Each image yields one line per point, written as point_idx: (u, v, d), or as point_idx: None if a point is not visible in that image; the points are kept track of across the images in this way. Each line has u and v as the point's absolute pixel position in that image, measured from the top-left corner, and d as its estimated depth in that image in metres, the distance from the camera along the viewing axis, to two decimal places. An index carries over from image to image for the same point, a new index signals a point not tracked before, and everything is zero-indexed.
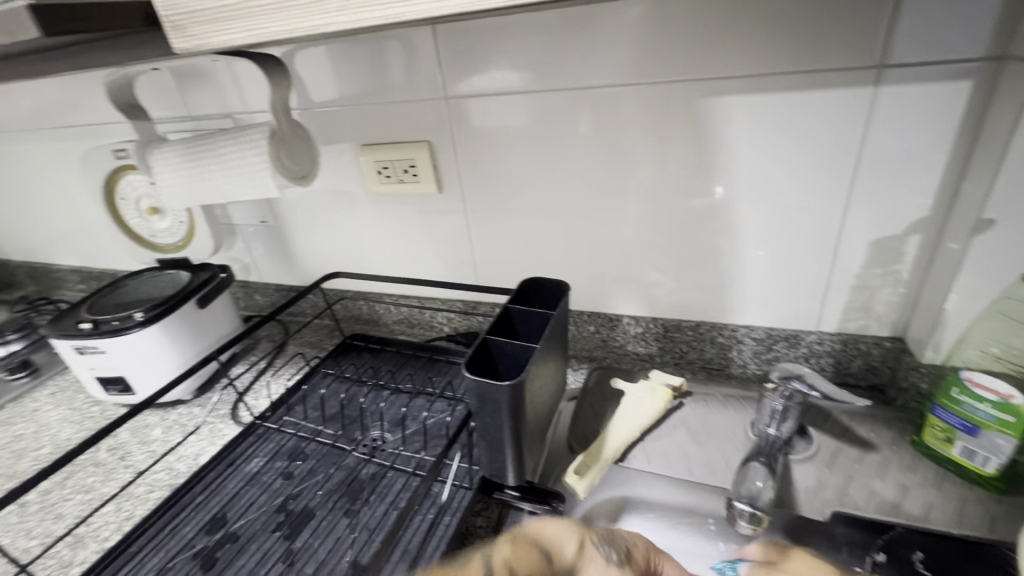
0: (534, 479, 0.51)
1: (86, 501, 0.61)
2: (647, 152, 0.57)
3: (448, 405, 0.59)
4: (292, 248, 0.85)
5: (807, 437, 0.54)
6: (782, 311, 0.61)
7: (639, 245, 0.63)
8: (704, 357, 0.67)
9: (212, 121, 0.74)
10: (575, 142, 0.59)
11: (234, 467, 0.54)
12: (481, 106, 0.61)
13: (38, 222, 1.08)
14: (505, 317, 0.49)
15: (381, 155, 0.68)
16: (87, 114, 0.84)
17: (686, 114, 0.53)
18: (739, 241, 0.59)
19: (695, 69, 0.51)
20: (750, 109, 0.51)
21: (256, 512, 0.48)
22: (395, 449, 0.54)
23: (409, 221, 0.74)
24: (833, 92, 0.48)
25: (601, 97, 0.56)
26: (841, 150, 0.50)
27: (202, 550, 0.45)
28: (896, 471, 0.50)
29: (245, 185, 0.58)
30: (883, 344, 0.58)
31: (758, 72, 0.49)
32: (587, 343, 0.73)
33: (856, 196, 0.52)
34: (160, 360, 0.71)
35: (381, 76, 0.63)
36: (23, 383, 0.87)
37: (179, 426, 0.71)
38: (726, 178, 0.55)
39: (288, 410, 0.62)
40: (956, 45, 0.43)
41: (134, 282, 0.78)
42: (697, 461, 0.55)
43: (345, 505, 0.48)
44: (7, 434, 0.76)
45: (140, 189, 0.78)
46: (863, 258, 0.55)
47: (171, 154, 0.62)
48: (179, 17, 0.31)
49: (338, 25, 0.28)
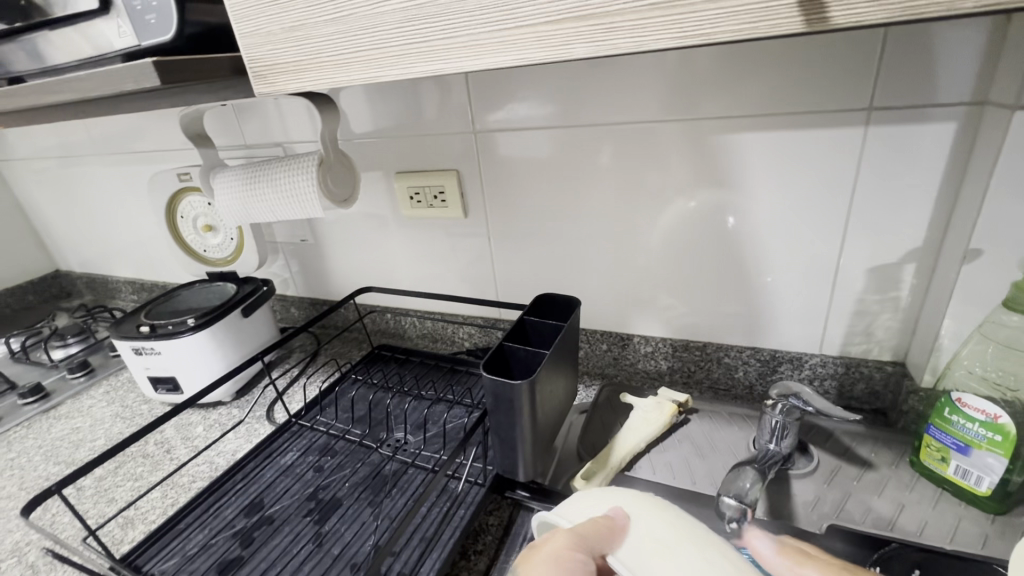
0: (543, 482, 0.55)
1: (135, 487, 0.67)
2: (657, 182, 0.62)
3: (466, 411, 0.64)
4: (328, 264, 0.92)
5: (809, 455, 0.57)
6: (786, 334, 0.64)
7: (650, 269, 0.68)
8: (711, 377, 0.70)
9: (265, 149, 0.82)
10: (591, 173, 0.65)
11: (270, 459, 0.59)
12: (505, 140, 0.67)
13: (101, 237, 1.19)
14: (520, 327, 0.54)
15: (413, 181, 0.75)
16: (158, 142, 0.94)
17: (692, 149, 0.59)
18: (744, 266, 0.62)
19: (699, 109, 0.56)
20: (750, 145, 0.56)
21: (290, 498, 0.53)
22: (416, 449, 0.59)
23: (437, 243, 0.80)
24: (827, 133, 0.52)
25: (614, 132, 0.61)
26: (836, 185, 0.54)
27: (241, 530, 0.50)
28: (894, 489, 0.52)
29: (293, 205, 0.65)
30: (885, 368, 0.60)
31: (757, 112, 0.54)
32: (599, 360, 0.77)
33: (852, 227, 0.55)
34: (207, 363, 0.78)
35: (417, 112, 0.70)
36: (81, 381, 0.95)
37: (219, 424, 0.77)
38: (730, 208, 0.60)
39: (320, 410, 0.67)
40: (942, 90, 0.47)
41: (187, 292, 0.86)
42: (700, 472, 0.57)
43: (369, 496, 0.52)
44: (66, 426, 0.83)
45: (198, 208, 0.87)
46: (862, 285, 0.58)
47: (230, 178, 0.69)
48: (262, 68, 0.38)
49: (388, 77, 0.34)
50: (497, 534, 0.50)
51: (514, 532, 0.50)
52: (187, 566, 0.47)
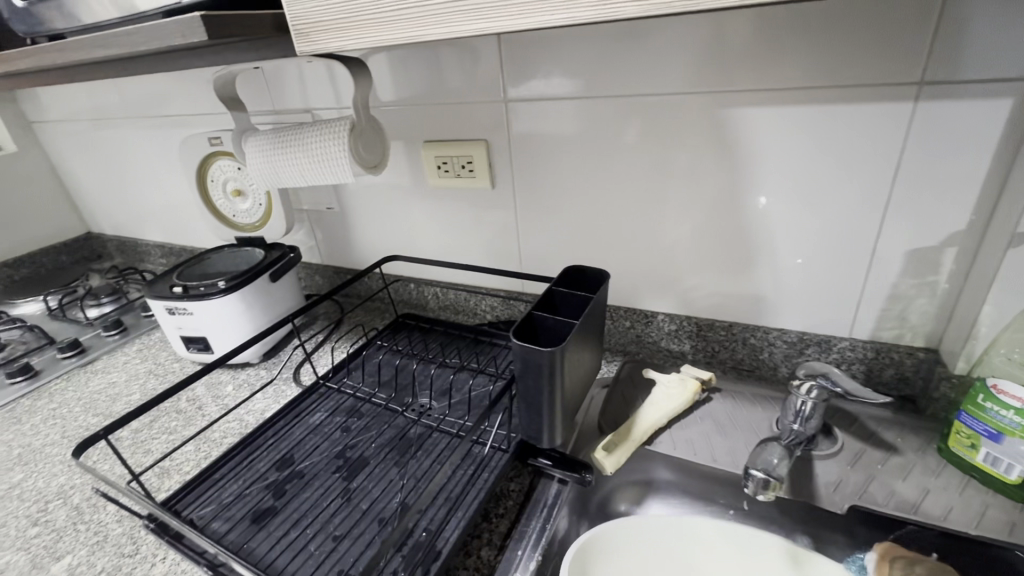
0: (565, 451, 0.56)
1: (170, 440, 0.69)
2: (690, 156, 0.60)
3: (490, 379, 0.65)
4: (353, 232, 0.93)
5: (832, 437, 0.56)
6: (816, 316, 0.63)
7: (679, 246, 0.67)
8: (735, 357, 0.69)
9: (294, 114, 0.82)
10: (621, 146, 0.64)
11: (300, 418, 0.61)
12: (536, 110, 0.66)
13: (132, 201, 1.22)
14: (548, 297, 0.55)
15: (441, 151, 0.74)
16: (190, 106, 0.95)
17: (728, 122, 0.57)
18: (777, 246, 0.61)
19: (739, 81, 0.55)
20: (789, 119, 0.54)
21: (320, 455, 0.55)
22: (441, 414, 0.60)
23: (463, 214, 0.79)
24: (873, 107, 0.50)
25: (649, 104, 0.60)
26: (877, 164, 0.53)
27: (274, 482, 0.52)
28: (919, 473, 0.52)
29: (324, 171, 0.65)
30: (917, 354, 0.58)
31: (800, 85, 0.52)
32: (622, 337, 0.77)
33: (892, 208, 0.54)
34: (236, 324, 0.80)
35: (445, 81, 0.70)
36: (115, 339, 0.98)
37: (248, 384, 0.79)
38: (764, 188, 0.59)
39: (346, 373, 0.69)
40: (1003, 63, 0.45)
41: (216, 255, 0.87)
42: (721, 450, 0.57)
43: (395, 457, 0.54)
44: (103, 380, 0.87)
45: (228, 173, 0.88)
46: (900, 268, 0.56)
47: (262, 142, 0.70)
48: (305, 25, 0.38)
49: (431, 36, 0.33)
50: (518, 499, 0.52)
51: (535, 499, 0.52)
52: (223, 513, 0.49)
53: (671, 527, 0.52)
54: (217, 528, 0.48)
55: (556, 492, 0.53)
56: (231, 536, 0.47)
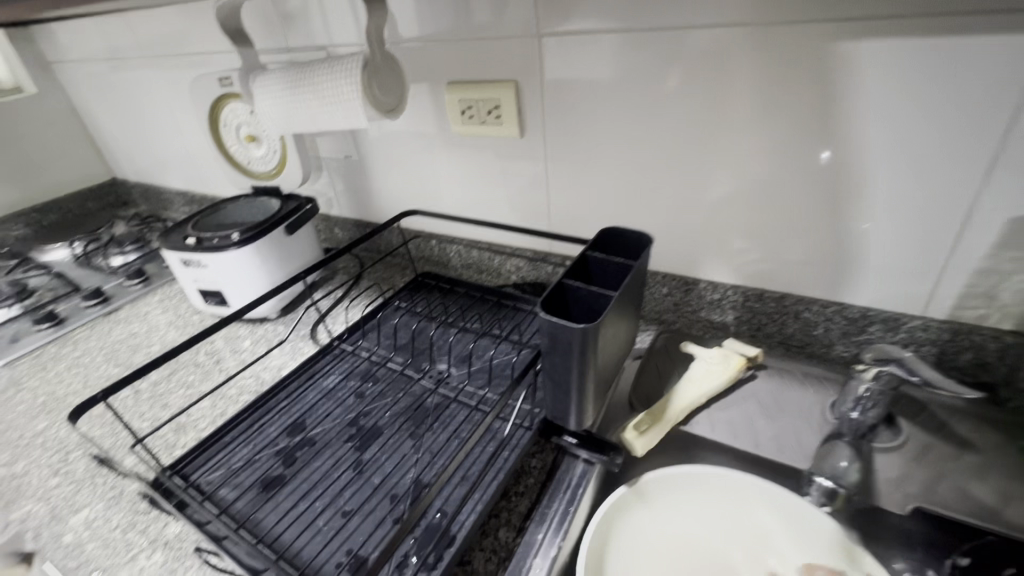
0: (592, 429, 0.52)
1: (187, 395, 0.68)
2: (752, 101, 0.52)
3: (514, 347, 0.60)
4: (372, 183, 0.87)
5: (896, 428, 0.50)
6: (884, 290, 0.55)
7: (730, 207, 0.59)
8: (784, 332, 0.63)
9: (307, 51, 0.75)
10: (671, 90, 0.55)
11: (313, 381, 0.58)
12: (573, 47, 0.58)
13: (152, 146, 1.19)
14: (582, 263, 0.49)
15: (466, 94, 0.67)
16: (201, 43, 0.89)
17: (803, 60, 0.48)
18: (846, 209, 0.53)
19: (823, 9, 0.45)
20: (880, 56, 0.45)
21: (332, 421, 0.52)
22: (459, 383, 0.56)
23: (488, 165, 0.73)
24: (995, 39, 0.41)
25: (706, 40, 0.51)
26: (987, 112, 0.43)
27: (285, 448, 0.50)
28: (997, 477, 0.45)
29: (337, 115, 0.59)
30: (1004, 339, 0.51)
31: (900, 13, 0.43)
32: (657, 305, 0.70)
33: (998, 167, 0.45)
34: (251, 278, 0.77)
35: (470, 11, 0.61)
36: (137, 288, 0.97)
37: (265, 340, 0.77)
38: (838, 141, 0.50)
39: (362, 335, 0.65)
40: None
41: (232, 205, 0.84)
42: (766, 435, 0.53)
43: (410, 428, 0.51)
44: (125, 330, 0.86)
45: (240, 116, 0.83)
46: (997, 239, 0.48)
47: (270, 81, 0.64)
48: None
49: None
50: (540, 478, 0.49)
51: (558, 478, 0.48)
52: (232, 479, 0.47)
53: (709, 493, 0.47)
54: (224, 496, 0.46)
55: (581, 471, 0.48)
56: (239, 505, 0.45)
